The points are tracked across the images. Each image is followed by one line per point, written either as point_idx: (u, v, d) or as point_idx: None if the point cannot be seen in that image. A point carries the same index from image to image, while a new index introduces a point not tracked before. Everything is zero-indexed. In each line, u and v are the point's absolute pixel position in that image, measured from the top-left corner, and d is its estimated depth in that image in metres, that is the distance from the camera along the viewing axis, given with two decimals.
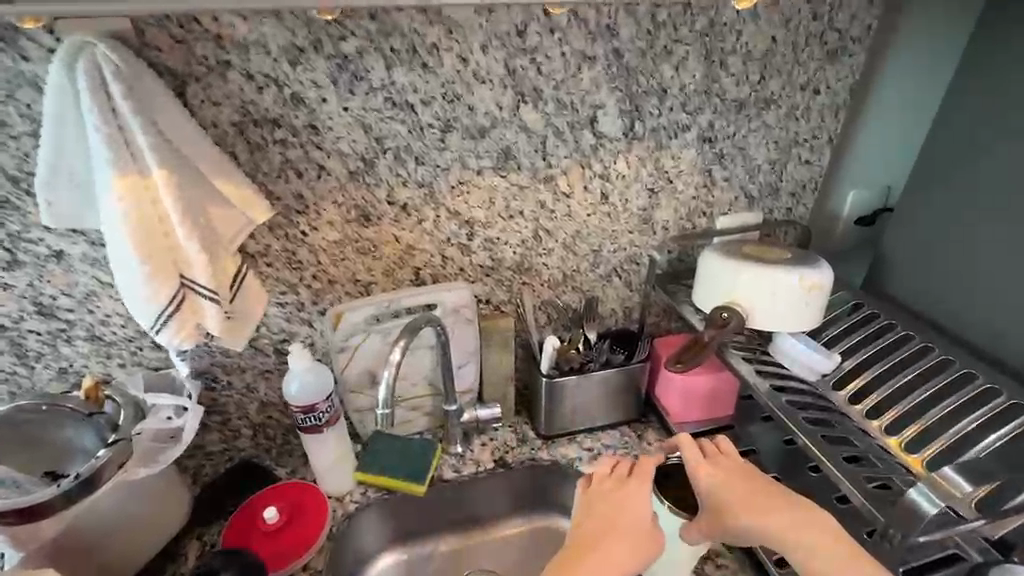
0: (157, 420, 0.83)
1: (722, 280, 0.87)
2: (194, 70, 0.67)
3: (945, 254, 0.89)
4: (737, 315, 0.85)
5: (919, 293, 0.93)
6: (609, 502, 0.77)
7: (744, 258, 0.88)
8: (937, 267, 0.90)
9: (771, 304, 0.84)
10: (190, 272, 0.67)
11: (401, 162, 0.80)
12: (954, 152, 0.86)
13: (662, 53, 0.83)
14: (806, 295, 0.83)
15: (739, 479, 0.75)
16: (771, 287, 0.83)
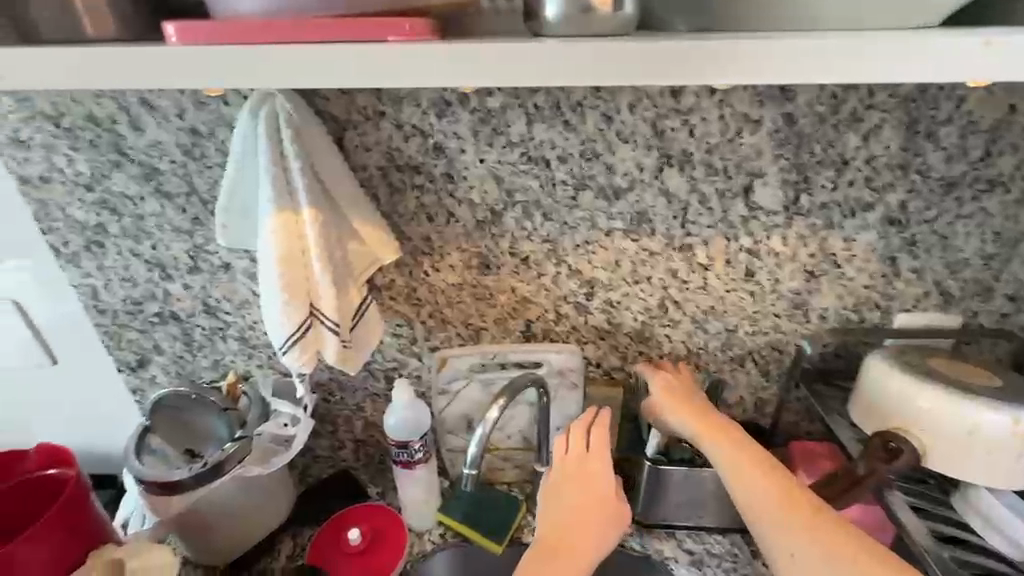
0: (275, 424, 0.89)
1: (902, 400, 0.70)
2: (353, 118, 0.72)
3: None
4: (911, 448, 0.69)
5: None
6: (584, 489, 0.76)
7: (938, 380, 0.70)
8: None
9: (964, 448, 0.67)
10: (320, 303, 0.72)
11: (528, 216, 0.78)
12: None
13: (847, 120, 0.70)
14: (1015, 449, 0.66)
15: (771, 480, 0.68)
16: (971, 428, 0.66)
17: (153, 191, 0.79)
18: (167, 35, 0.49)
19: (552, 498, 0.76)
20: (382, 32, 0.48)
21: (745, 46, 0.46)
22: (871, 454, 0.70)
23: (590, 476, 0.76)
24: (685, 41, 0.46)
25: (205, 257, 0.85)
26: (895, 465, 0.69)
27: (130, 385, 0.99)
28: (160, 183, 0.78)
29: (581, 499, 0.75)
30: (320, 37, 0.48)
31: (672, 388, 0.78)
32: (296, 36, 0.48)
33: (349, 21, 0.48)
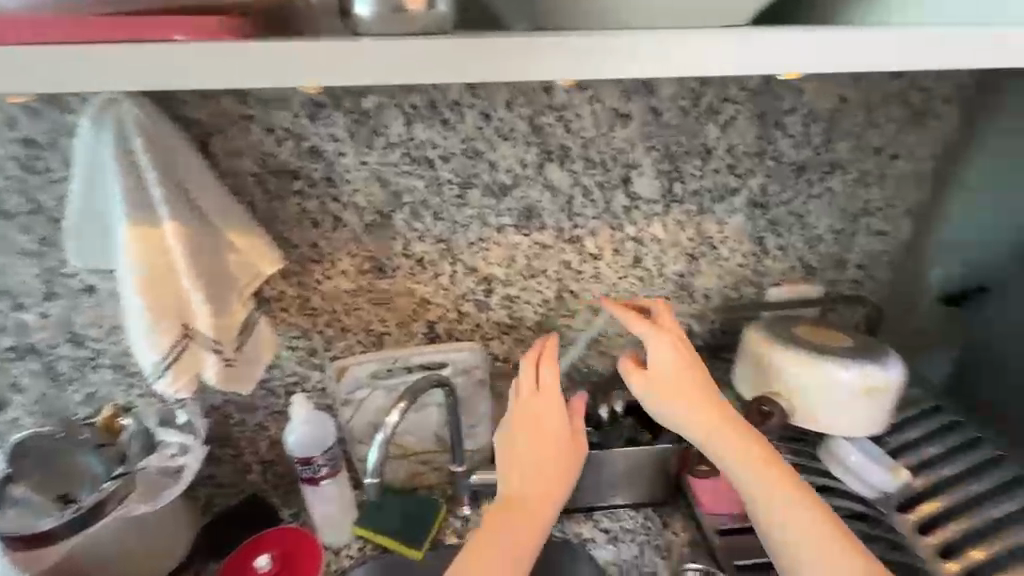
0: (162, 457, 0.82)
1: (770, 367, 0.77)
2: (218, 123, 0.68)
3: None
4: (779, 410, 0.76)
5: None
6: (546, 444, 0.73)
7: (798, 345, 0.77)
8: None
9: (822, 403, 0.75)
10: (194, 322, 0.67)
11: (418, 217, 0.78)
12: None
13: (706, 112, 0.75)
14: (862, 399, 0.74)
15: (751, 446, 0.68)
16: (826, 385, 0.74)
17: None
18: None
19: (512, 470, 0.73)
20: (167, 30, 0.45)
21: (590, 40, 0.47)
22: (748, 419, 0.76)
23: (552, 438, 0.73)
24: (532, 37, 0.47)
25: (62, 281, 0.77)
26: (766, 426, 0.76)
27: None
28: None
29: (538, 466, 0.72)
30: (94, 38, 0.44)
31: (663, 350, 0.70)
32: (71, 37, 0.44)
33: (111, 21, 0.44)
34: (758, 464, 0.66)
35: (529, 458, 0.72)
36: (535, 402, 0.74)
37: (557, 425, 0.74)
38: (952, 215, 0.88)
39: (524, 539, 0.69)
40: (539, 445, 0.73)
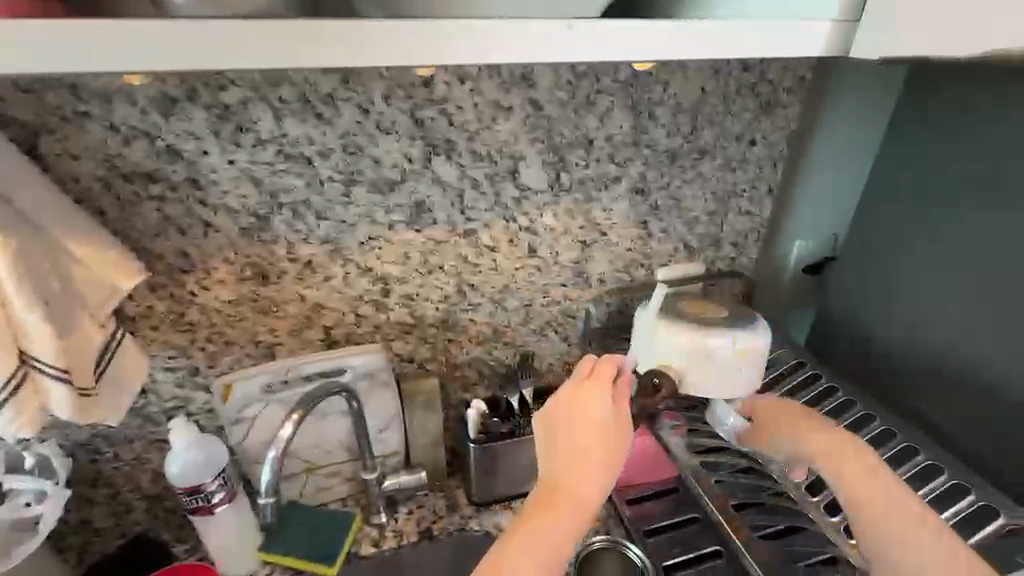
0: (13, 508, 0.71)
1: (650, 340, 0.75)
2: (46, 121, 0.60)
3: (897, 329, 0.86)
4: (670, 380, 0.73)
5: (871, 366, 0.90)
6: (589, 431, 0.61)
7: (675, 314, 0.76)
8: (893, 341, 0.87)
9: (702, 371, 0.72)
10: (33, 349, 0.59)
11: (300, 217, 0.74)
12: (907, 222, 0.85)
13: (584, 103, 0.78)
14: (739, 363, 0.72)
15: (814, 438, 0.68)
16: (703, 352, 0.71)
17: None
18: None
19: (552, 454, 0.62)
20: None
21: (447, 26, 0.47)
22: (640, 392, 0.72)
23: (597, 416, 0.62)
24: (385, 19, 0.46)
25: None
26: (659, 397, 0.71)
27: None
28: None
29: (597, 445, 0.60)
30: None
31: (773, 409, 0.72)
32: None
33: None
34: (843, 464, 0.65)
35: (572, 438, 0.61)
36: (581, 383, 0.64)
37: (601, 403, 0.62)
38: (800, 194, 0.99)
39: (567, 527, 0.58)
40: (578, 421, 0.62)
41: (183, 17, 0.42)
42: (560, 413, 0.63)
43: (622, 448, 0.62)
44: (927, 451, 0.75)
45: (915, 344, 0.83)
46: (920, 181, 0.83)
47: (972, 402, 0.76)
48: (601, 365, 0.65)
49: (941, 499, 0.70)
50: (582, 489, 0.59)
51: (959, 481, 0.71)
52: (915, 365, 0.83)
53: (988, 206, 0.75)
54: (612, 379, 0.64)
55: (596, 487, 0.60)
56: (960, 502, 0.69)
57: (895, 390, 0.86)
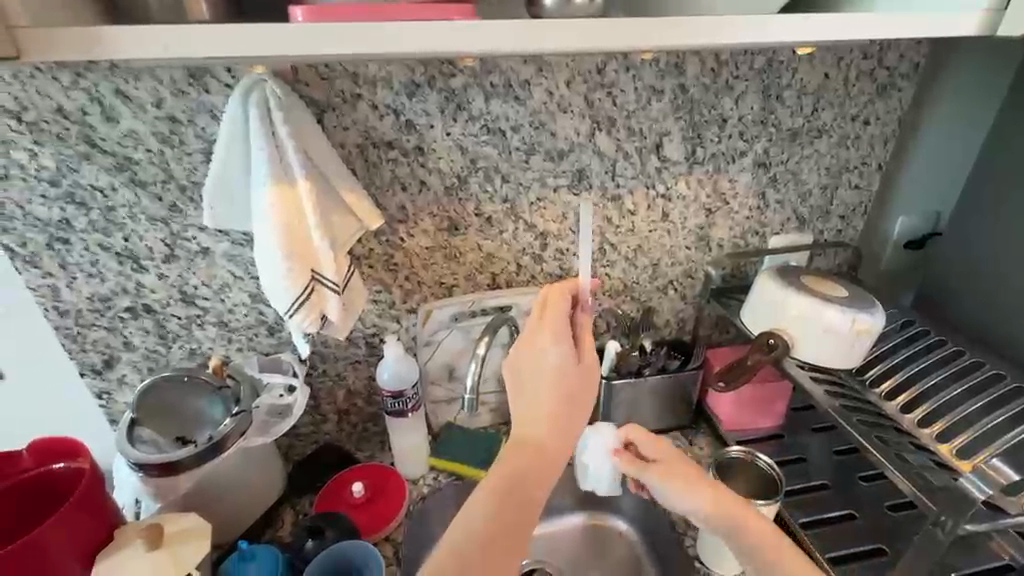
0: (271, 396, 0.95)
1: (776, 308, 0.92)
2: (332, 101, 0.81)
3: (1003, 287, 0.94)
4: (783, 342, 0.90)
5: (979, 322, 0.98)
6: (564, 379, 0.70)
7: (803, 289, 0.92)
8: (996, 298, 0.95)
9: (818, 338, 0.88)
10: (320, 268, 0.80)
11: (490, 180, 0.92)
12: (1015, 182, 0.91)
13: (723, 87, 0.93)
14: (854, 337, 0.87)
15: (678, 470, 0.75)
16: (823, 323, 0.87)
17: (126, 180, 0.81)
18: (290, 15, 0.51)
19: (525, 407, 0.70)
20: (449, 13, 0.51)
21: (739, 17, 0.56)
22: (756, 349, 0.92)
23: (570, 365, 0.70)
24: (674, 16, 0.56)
25: (181, 244, 0.88)
26: (772, 354, 0.90)
27: (95, 389, 0.98)
28: (135, 173, 0.81)
29: (564, 392, 0.69)
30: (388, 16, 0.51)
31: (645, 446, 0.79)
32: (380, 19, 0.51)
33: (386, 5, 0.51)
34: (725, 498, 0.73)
35: (546, 388, 0.69)
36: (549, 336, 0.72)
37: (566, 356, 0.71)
38: (908, 172, 1.08)
39: (537, 478, 0.66)
40: (542, 372, 0.70)
41: (550, 17, 0.54)
42: (532, 365, 0.71)
43: (588, 394, 0.71)
44: None
45: (1018, 300, 0.92)
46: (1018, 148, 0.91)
47: None
48: (549, 315, 0.73)
49: None
50: (555, 434, 0.68)
51: None
52: (1018, 318, 0.92)
53: None
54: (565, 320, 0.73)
55: (562, 428, 0.69)
56: None
57: (1007, 341, 0.94)
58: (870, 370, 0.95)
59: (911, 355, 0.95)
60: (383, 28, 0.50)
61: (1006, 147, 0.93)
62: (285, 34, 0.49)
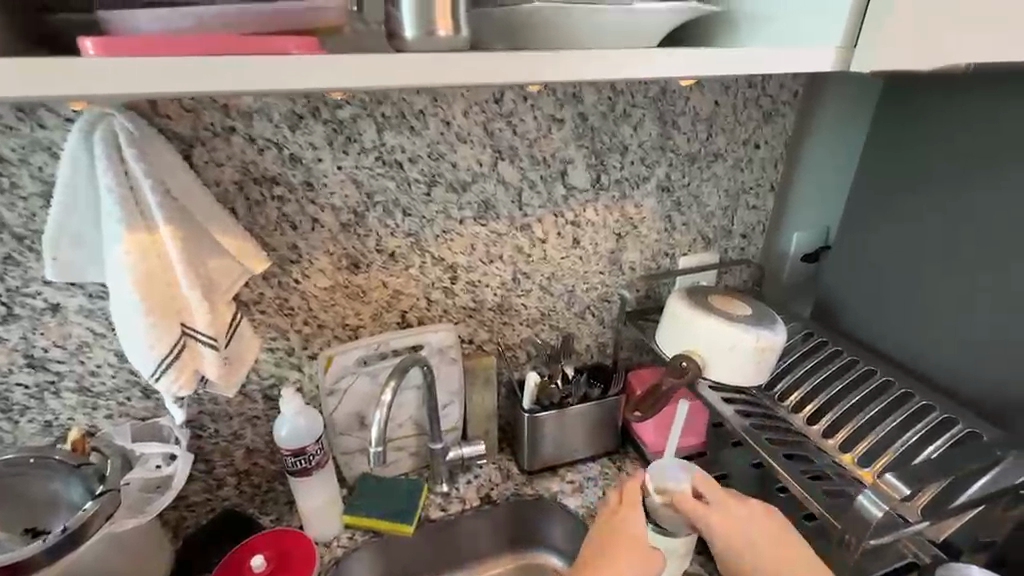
0: (146, 469, 0.83)
1: (685, 330, 0.93)
2: (200, 134, 0.74)
3: (891, 296, 0.99)
4: (694, 364, 0.90)
5: (870, 331, 1.03)
6: (618, 539, 0.77)
7: (706, 310, 0.93)
8: (886, 306, 1.00)
9: (725, 357, 0.90)
10: (191, 320, 0.71)
11: (390, 214, 0.87)
12: (886, 198, 0.98)
13: (621, 115, 0.94)
14: (759, 354, 0.89)
15: (736, 522, 0.76)
16: (728, 342, 0.89)
17: None
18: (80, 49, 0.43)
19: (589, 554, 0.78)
20: (283, 45, 0.47)
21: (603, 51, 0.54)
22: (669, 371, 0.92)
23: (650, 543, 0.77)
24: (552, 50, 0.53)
25: (23, 301, 0.75)
26: (685, 376, 0.90)
27: None
28: None
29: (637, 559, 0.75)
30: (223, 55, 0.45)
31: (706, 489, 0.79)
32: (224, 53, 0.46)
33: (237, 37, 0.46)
34: (782, 554, 0.74)
35: (605, 549, 0.76)
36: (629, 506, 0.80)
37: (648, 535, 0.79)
38: (799, 191, 1.15)
39: None
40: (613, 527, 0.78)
41: (413, 51, 0.49)
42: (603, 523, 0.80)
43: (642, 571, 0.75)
44: (921, 393, 0.89)
45: (902, 307, 0.98)
46: (886, 167, 0.98)
47: (961, 346, 0.89)
48: (631, 491, 0.82)
49: (934, 432, 0.84)
50: None
51: (948, 416, 0.84)
52: (904, 325, 0.97)
53: (943, 180, 0.90)
54: (637, 499, 0.81)
55: None
56: (951, 433, 0.82)
57: (897, 348, 0.99)
58: (778, 385, 0.98)
59: (814, 368, 0.99)
60: (225, 67, 0.44)
61: (873, 167, 1.00)
62: (104, 73, 0.42)
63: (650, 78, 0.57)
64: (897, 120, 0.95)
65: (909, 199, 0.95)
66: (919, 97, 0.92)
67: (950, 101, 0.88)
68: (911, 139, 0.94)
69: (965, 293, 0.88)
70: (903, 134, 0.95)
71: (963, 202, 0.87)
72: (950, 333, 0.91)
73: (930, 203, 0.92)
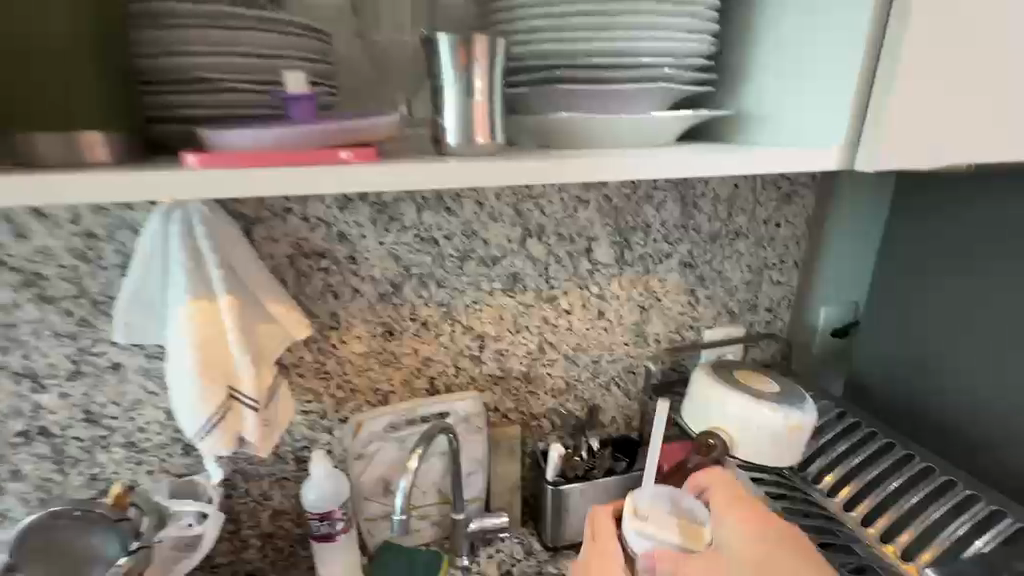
0: (179, 527, 0.85)
1: (710, 407, 0.93)
2: (261, 214, 0.82)
3: (935, 382, 1.01)
4: (722, 442, 0.90)
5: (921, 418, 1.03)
6: (603, 562, 0.75)
7: (732, 386, 0.93)
8: (931, 392, 1.01)
9: (753, 436, 0.89)
10: (238, 384, 0.76)
11: (425, 285, 0.93)
12: (915, 286, 1.05)
13: (644, 197, 1.00)
14: (789, 434, 0.88)
15: (758, 536, 0.72)
16: (756, 421, 0.88)
17: (32, 297, 0.77)
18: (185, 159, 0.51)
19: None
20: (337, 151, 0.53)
21: (621, 153, 0.60)
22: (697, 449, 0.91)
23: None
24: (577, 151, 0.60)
25: (89, 359, 0.82)
26: (713, 455, 0.90)
27: None
28: (43, 289, 0.77)
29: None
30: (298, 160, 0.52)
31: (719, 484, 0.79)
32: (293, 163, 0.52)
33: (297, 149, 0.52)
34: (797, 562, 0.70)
35: None
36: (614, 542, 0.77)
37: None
38: (825, 265, 1.15)
39: None
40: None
41: (456, 156, 0.55)
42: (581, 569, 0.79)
43: None
44: (966, 482, 0.84)
45: (947, 392, 0.99)
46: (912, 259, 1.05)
47: (1011, 431, 0.90)
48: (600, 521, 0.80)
49: (983, 526, 0.79)
50: None
51: (997, 508, 0.80)
52: (953, 411, 0.98)
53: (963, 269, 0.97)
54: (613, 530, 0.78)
55: None
56: (1001, 527, 0.77)
57: (949, 435, 0.99)
58: (811, 465, 0.94)
59: (850, 449, 0.96)
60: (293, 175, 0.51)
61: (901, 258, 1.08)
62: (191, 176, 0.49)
63: (674, 175, 0.61)
64: (913, 217, 1.05)
65: (932, 286, 1.02)
66: (933, 197, 1.01)
67: (962, 200, 0.97)
68: (932, 233, 1.02)
69: (1007, 377, 0.90)
70: (924, 229, 1.03)
71: (986, 290, 0.93)
72: (1000, 418, 0.91)
73: (955, 289, 0.98)
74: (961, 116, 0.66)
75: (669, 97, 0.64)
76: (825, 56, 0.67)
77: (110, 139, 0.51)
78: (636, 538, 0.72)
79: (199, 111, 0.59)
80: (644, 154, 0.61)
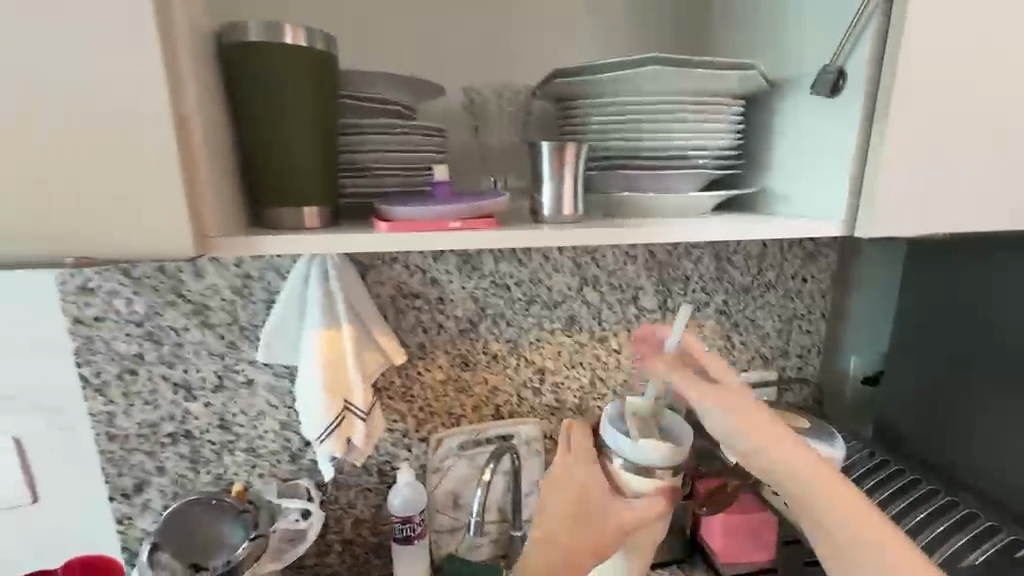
0: (287, 521, 1.02)
1: None
2: (372, 262, 1.03)
3: (949, 423, 1.03)
4: None
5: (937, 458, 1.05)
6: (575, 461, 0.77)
7: None
8: (946, 432, 1.03)
9: None
10: (351, 398, 0.94)
11: (497, 324, 1.11)
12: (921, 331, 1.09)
13: (684, 253, 1.16)
14: None
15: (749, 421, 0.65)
16: None
17: (198, 322, 0.99)
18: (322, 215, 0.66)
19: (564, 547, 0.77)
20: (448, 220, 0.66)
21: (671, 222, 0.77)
22: None
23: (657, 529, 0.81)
24: (635, 220, 0.78)
25: (231, 375, 1.02)
26: None
27: (119, 513, 1.05)
28: (206, 317, 0.99)
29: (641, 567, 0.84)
30: (421, 229, 0.65)
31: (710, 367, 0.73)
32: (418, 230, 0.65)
33: (419, 219, 0.66)
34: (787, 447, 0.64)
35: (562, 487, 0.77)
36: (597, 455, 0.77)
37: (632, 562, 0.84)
38: (850, 317, 1.28)
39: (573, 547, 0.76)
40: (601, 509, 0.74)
41: (549, 223, 0.73)
42: (576, 470, 0.76)
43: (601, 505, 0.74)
44: (988, 514, 0.93)
45: (963, 433, 1.00)
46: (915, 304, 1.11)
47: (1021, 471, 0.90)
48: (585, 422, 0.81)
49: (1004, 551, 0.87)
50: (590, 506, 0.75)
51: (1017, 537, 0.88)
52: (969, 451, 0.99)
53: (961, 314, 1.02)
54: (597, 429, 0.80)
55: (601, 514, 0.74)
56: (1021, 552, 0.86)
57: (966, 474, 0.99)
58: None
59: (878, 485, 1.06)
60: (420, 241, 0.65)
61: (906, 305, 1.13)
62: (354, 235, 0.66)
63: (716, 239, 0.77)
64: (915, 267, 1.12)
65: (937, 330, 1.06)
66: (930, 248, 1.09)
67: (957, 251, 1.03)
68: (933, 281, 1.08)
69: (1012, 417, 0.92)
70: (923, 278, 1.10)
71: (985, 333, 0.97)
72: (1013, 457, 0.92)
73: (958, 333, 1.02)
74: (961, 180, 0.73)
75: (708, 178, 0.82)
76: (832, 134, 0.77)
77: (320, 211, 0.65)
78: (614, 436, 0.72)
79: (362, 191, 0.75)
80: (688, 222, 0.78)
